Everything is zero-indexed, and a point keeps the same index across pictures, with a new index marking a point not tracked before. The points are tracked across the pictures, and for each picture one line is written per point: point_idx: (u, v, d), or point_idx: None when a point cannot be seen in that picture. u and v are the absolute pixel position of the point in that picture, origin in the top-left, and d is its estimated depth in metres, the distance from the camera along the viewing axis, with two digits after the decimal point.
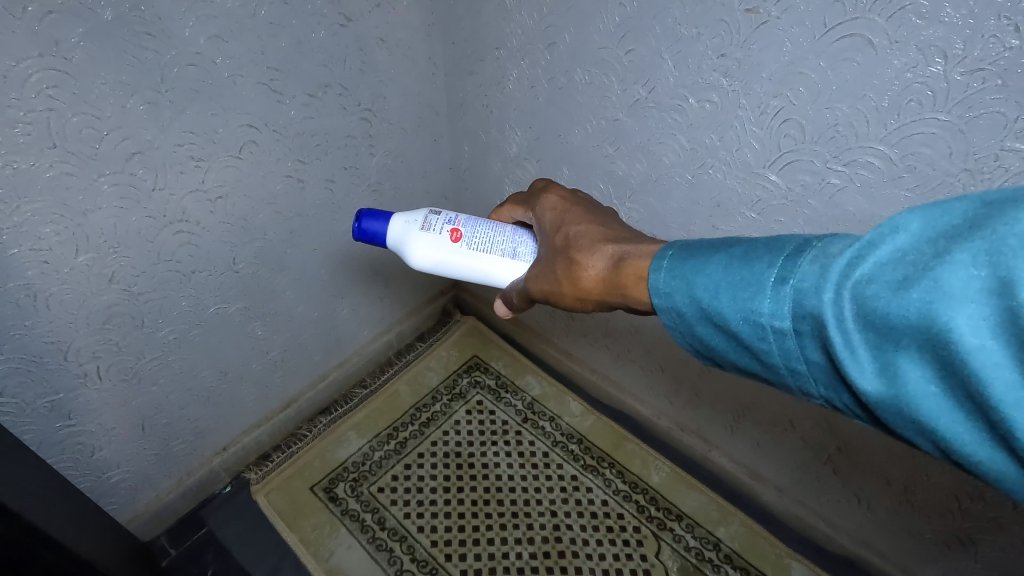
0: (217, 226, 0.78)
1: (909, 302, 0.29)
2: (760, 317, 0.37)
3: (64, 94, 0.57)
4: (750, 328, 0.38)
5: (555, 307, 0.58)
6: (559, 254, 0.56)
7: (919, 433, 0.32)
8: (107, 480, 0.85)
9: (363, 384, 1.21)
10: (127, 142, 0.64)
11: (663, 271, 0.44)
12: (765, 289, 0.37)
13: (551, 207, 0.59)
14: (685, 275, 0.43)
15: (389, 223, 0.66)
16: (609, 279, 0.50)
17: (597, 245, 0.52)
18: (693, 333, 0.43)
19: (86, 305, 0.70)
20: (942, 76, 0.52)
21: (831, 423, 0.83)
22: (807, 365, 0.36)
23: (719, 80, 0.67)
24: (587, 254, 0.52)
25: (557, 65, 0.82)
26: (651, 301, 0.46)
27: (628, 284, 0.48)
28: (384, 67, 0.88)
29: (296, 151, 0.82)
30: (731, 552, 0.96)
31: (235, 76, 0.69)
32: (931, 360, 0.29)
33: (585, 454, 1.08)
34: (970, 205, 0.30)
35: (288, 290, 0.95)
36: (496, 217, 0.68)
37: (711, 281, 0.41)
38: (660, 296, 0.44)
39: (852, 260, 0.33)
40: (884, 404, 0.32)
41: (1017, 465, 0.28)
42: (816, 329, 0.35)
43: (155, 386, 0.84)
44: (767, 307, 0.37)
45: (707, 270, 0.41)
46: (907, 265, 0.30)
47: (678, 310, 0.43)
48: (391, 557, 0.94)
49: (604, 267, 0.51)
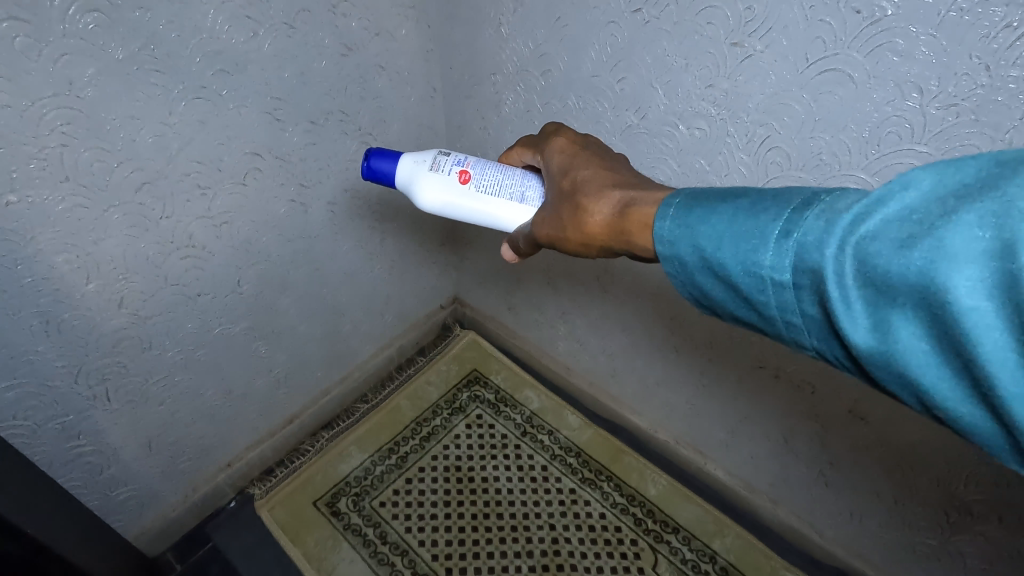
0: (222, 250, 0.80)
1: (911, 261, 0.29)
2: (760, 269, 0.37)
3: (77, 130, 0.59)
4: (749, 279, 0.38)
5: (561, 252, 0.58)
6: (566, 199, 0.56)
7: (902, 386, 0.32)
8: (114, 497, 0.87)
9: (364, 398, 1.23)
10: (136, 174, 0.66)
11: (668, 219, 0.43)
12: (768, 241, 0.37)
13: (560, 150, 0.59)
14: (689, 224, 0.42)
15: (398, 163, 0.68)
16: (614, 224, 0.49)
17: (603, 190, 0.51)
18: (692, 283, 0.43)
19: (96, 330, 0.72)
20: (919, 109, 0.54)
21: (824, 437, 0.85)
22: (803, 318, 0.37)
23: (707, 109, 0.69)
24: (593, 199, 0.51)
25: (552, 90, 0.84)
26: (655, 249, 0.45)
27: (633, 230, 0.47)
28: (384, 92, 0.90)
29: (298, 176, 0.85)
30: (727, 564, 0.97)
31: (240, 107, 0.72)
32: (925, 319, 0.30)
33: (583, 467, 1.10)
34: (986, 164, 0.29)
35: (290, 310, 0.97)
36: (504, 161, 0.67)
37: (715, 231, 0.40)
38: (663, 245, 0.44)
39: (859, 215, 0.32)
40: (872, 357, 0.32)
41: (992, 420, 0.29)
42: (814, 283, 0.35)
43: (161, 405, 0.86)
44: (768, 260, 0.37)
45: (712, 220, 0.40)
46: (915, 223, 0.30)
47: (680, 260, 0.43)
48: (393, 572, 0.96)
49: (610, 213, 0.50)
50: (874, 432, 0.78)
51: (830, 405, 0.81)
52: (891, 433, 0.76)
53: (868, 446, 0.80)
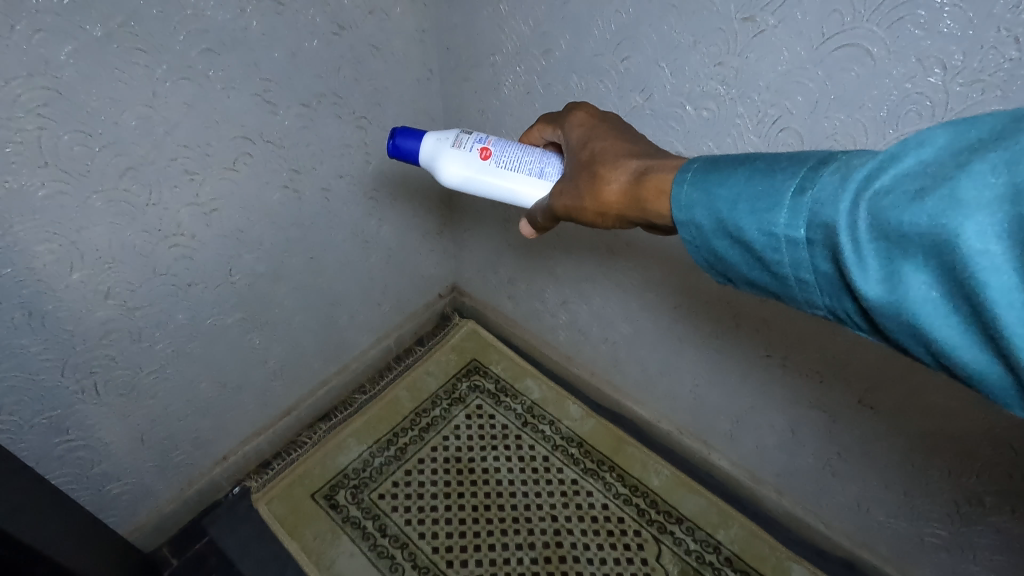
0: (213, 239, 0.78)
1: (921, 212, 0.28)
2: (775, 227, 0.36)
3: (55, 113, 0.56)
4: (764, 238, 0.37)
5: (579, 224, 0.55)
6: (583, 169, 0.53)
7: (913, 340, 0.31)
8: (106, 493, 0.85)
9: (363, 389, 1.20)
10: (119, 159, 0.63)
11: (685, 183, 0.42)
12: (783, 200, 0.35)
13: (579, 124, 0.57)
14: (706, 186, 0.40)
15: (420, 140, 0.65)
16: (629, 191, 0.47)
17: (621, 159, 0.50)
18: (708, 248, 0.42)
19: (82, 322, 0.69)
20: (941, 86, 0.52)
21: (832, 427, 0.83)
22: (816, 275, 0.36)
23: (717, 88, 0.66)
24: (610, 168, 0.49)
25: (553, 71, 0.81)
26: (672, 214, 0.44)
27: (649, 198, 0.45)
28: (379, 74, 0.87)
29: (290, 161, 0.81)
30: (732, 554, 0.96)
31: (228, 89, 0.69)
32: (937, 268, 0.29)
33: (585, 457, 1.08)
34: (997, 120, 0.28)
35: (285, 300, 0.94)
36: (526, 139, 0.65)
37: (730, 193, 0.39)
38: (681, 209, 0.42)
39: (873, 170, 0.32)
40: (883, 309, 0.31)
41: (1005, 369, 0.28)
42: (827, 238, 0.33)
43: (154, 398, 0.83)
44: (783, 218, 0.35)
45: (728, 182, 0.39)
46: (927, 176, 0.29)
47: (696, 224, 0.41)
48: (393, 565, 0.94)
49: (625, 181, 0.48)
50: (884, 422, 0.77)
51: (839, 394, 0.79)
52: (903, 423, 0.75)
53: (878, 436, 0.79)
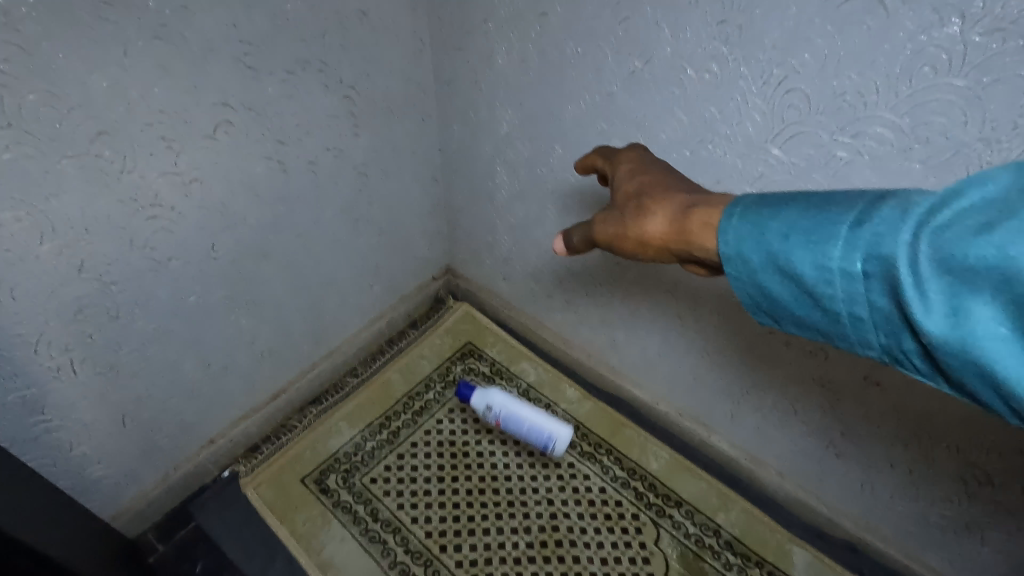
0: (193, 212, 0.74)
1: (993, 246, 0.29)
2: (829, 262, 0.35)
3: (16, 69, 0.53)
4: (817, 273, 0.36)
5: (616, 255, 0.50)
6: (626, 201, 0.50)
7: (976, 379, 0.31)
8: (87, 476, 0.83)
9: (355, 372, 1.17)
10: (89, 122, 0.60)
11: (734, 216, 0.40)
12: (839, 234, 0.35)
13: (627, 160, 0.55)
14: (755, 219, 0.39)
15: None
16: (673, 226, 0.44)
17: (668, 192, 0.47)
18: (752, 285, 0.40)
19: (55, 296, 0.66)
20: (959, 37, 0.49)
21: (837, 406, 0.81)
22: (869, 312, 0.35)
23: (719, 49, 0.63)
24: (657, 200, 0.47)
25: (548, 36, 0.77)
26: (718, 250, 0.41)
27: (695, 231, 0.43)
28: (366, 42, 0.83)
29: (274, 131, 0.78)
30: (732, 538, 0.94)
31: (206, 51, 0.65)
32: (1009, 303, 0.29)
33: (582, 440, 1.06)
34: None
35: (271, 279, 0.91)
36: (581, 163, 0.60)
37: (782, 225, 0.38)
38: (727, 244, 0.40)
39: (936, 208, 0.32)
40: (946, 345, 0.31)
41: None
42: (887, 273, 0.33)
43: (135, 378, 0.80)
44: (838, 253, 0.35)
45: (779, 215, 0.38)
46: (994, 214, 0.30)
47: (743, 259, 0.40)
48: (385, 550, 0.92)
49: (672, 214, 0.45)
50: (891, 399, 0.74)
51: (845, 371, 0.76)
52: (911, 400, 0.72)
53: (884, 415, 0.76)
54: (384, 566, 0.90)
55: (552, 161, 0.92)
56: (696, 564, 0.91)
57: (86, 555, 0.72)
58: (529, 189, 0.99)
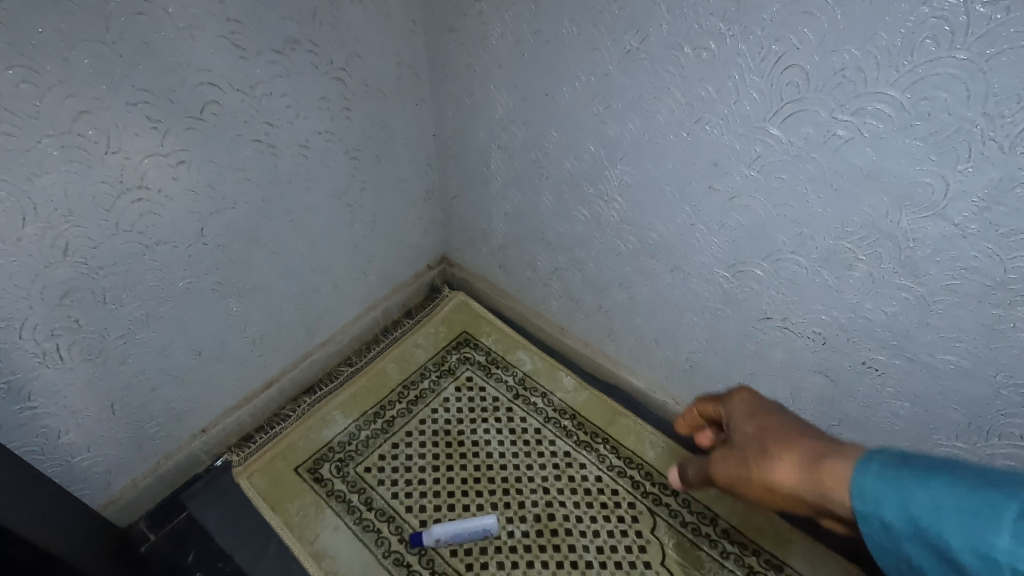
0: (181, 194, 0.73)
1: None
2: (992, 556, 0.32)
3: None
4: (977, 561, 0.32)
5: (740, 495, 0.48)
6: (747, 440, 0.48)
7: None
8: (77, 465, 0.82)
9: (349, 362, 1.16)
10: (72, 100, 0.59)
11: (868, 471, 0.38)
12: (1002, 527, 0.31)
13: (740, 406, 0.52)
14: (894, 481, 0.36)
15: None
16: (801, 477, 0.42)
17: (798, 440, 0.44)
18: (898, 550, 0.37)
19: (39, 280, 0.65)
20: (962, 7, 0.48)
21: (835, 392, 0.80)
22: None
23: (717, 26, 0.62)
24: (783, 445, 0.45)
25: (543, 16, 0.76)
26: (852, 506, 0.38)
27: (829, 484, 0.40)
28: (357, 23, 0.81)
29: (263, 113, 0.76)
30: (729, 526, 0.93)
31: (192, 29, 0.64)
32: None
33: (578, 429, 1.05)
34: None
35: (263, 265, 0.90)
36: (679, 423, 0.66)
37: (929, 500, 0.35)
38: (862, 499, 0.37)
39: None
40: None
41: None
42: None
43: (124, 365, 0.79)
44: (1004, 543, 0.31)
45: (923, 484, 0.35)
46: None
47: (881, 522, 0.37)
48: (379, 539, 0.91)
49: (802, 464, 0.42)
50: (890, 384, 0.73)
51: (843, 356, 0.75)
52: (910, 384, 0.71)
53: (883, 400, 0.75)
54: (378, 556, 0.89)
55: (547, 146, 0.90)
56: (693, 552, 0.90)
57: (76, 540, 0.72)
58: (524, 175, 0.98)
